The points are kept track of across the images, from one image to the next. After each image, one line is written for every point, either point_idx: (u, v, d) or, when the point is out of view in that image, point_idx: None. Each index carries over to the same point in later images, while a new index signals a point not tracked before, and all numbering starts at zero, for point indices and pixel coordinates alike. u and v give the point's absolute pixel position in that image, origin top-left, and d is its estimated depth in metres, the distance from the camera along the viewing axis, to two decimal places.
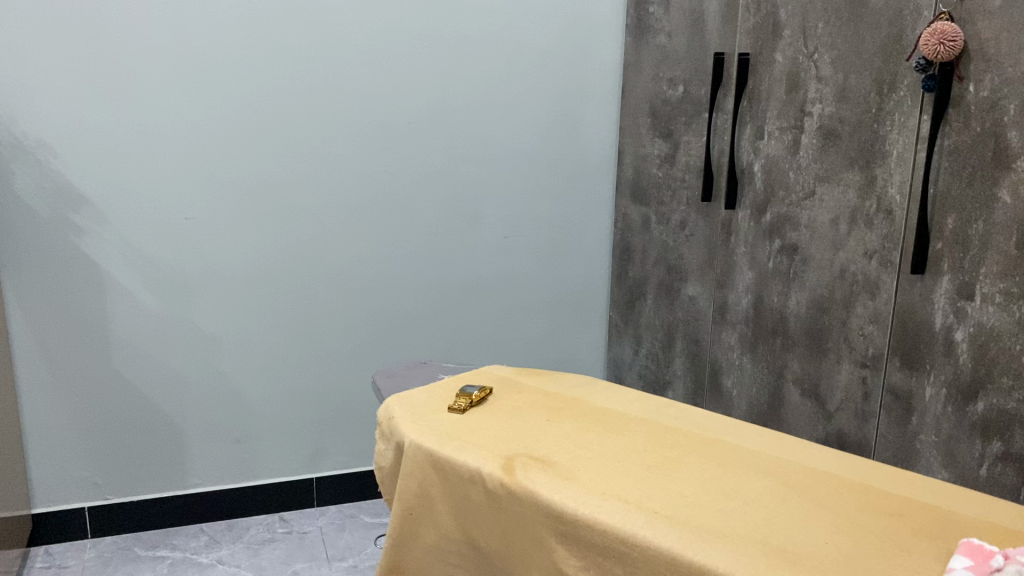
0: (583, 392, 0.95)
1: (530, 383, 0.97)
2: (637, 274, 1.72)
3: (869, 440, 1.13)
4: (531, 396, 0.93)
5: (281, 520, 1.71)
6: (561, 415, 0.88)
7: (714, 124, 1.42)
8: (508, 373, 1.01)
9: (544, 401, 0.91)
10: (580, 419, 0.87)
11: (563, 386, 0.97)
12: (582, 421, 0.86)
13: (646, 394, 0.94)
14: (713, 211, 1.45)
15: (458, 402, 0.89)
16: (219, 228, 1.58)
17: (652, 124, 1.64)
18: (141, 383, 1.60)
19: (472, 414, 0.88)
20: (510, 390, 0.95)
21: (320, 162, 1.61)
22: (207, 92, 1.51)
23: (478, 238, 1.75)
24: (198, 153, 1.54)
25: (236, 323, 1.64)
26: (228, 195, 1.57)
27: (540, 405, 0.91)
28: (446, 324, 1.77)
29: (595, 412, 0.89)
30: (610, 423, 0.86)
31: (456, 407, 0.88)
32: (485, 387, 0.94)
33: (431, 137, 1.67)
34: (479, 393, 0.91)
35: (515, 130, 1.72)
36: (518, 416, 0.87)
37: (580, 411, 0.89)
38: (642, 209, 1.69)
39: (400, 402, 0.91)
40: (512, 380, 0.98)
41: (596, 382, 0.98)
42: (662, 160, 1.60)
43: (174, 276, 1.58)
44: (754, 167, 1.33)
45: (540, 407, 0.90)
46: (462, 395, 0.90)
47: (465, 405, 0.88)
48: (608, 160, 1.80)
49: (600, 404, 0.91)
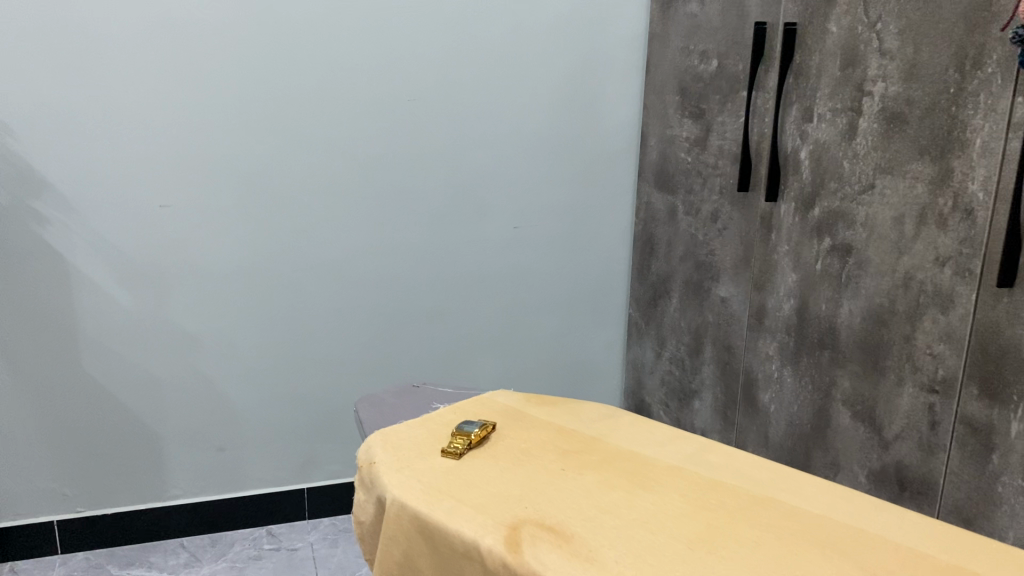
0: (605, 428, 0.79)
1: (542, 416, 0.82)
2: (661, 269, 1.56)
3: (936, 478, 0.97)
4: (543, 435, 0.77)
5: (269, 535, 1.57)
6: (580, 463, 0.72)
7: (753, 105, 1.26)
8: (516, 401, 0.85)
9: (559, 442, 0.76)
10: (603, 468, 0.72)
11: (580, 419, 0.81)
12: (605, 471, 0.71)
13: (681, 432, 0.78)
14: (750, 203, 1.29)
15: (453, 444, 0.74)
16: (199, 218, 1.43)
17: (680, 103, 1.47)
18: (115, 387, 1.46)
19: (472, 460, 0.72)
20: (518, 426, 0.79)
21: (311, 144, 1.45)
22: (184, 66, 1.35)
23: (486, 229, 1.59)
24: (173, 134, 1.38)
25: (219, 322, 1.49)
26: (209, 180, 1.41)
27: (553, 447, 0.75)
28: (451, 322, 1.62)
29: (620, 457, 0.74)
30: (639, 474, 0.71)
31: (450, 450, 0.73)
32: (488, 421, 0.79)
33: (436, 116, 1.50)
34: (480, 431, 0.76)
35: (528, 110, 1.55)
36: (527, 463, 0.72)
37: (601, 456, 0.74)
38: (668, 198, 1.52)
39: (385, 442, 0.75)
40: (522, 411, 0.83)
41: (619, 413, 0.83)
42: (691, 144, 1.43)
43: (149, 270, 1.42)
44: (800, 154, 1.17)
45: (554, 450, 0.74)
46: (459, 435, 0.75)
47: (462, 448, 0.73)
48: (631, 142, 1.63)
49: (625, 446, 0.76)
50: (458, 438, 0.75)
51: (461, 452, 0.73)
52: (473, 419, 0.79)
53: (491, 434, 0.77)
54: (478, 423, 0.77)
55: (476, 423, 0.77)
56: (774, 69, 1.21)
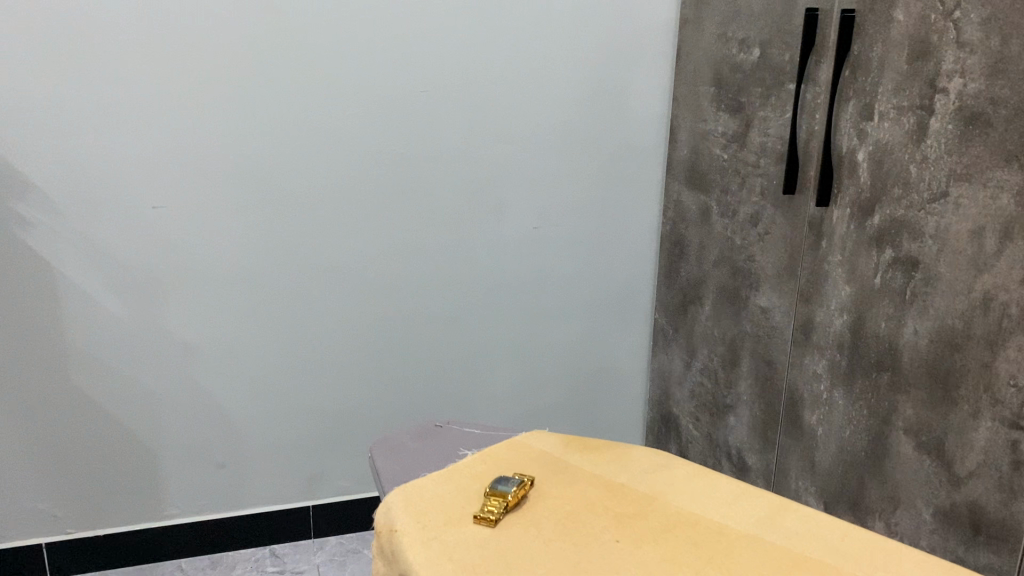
0: (660, 484, 0.69)
1: (587, 467, 0.72)
2: (692, 273, 1.45)
3: (1017, 525, 0.86)
4: (590, 494, 0.67)
5: (272, 556, 1.48)
6: (635, 532, 0.62)
7: (802, 100, 1.14)
8: (555, 446, 0.75)
9: (609, 504, 0.66)
10: (662, 540, 0.61)
11: (631, 472, 0.71)
12: (665, 544, 0.61)
13: (749, 490, 0.68)
14: (797, 207, 1.18)
15: (487, 509, 0.63)
16: (195, 220, 1.32)
17: (717, 95, 1.35)
18: (105, 402, 1.35)
19: (510, 528, 0.62)
20: (558, 480, 0.69)
21: (316, 139, 1.34)
22: (176, 55, 1.23)
23: (504, 230, 1.48)
24: (166, 129, 1.26)
25: (217, 331, 1.38)
26: (205, 179, 1.30)
27: (603, 510, 0.65)
28: (466, 330, 1.51)
29: (681, 523, 0.63)
30: (705, 546, 0.60)
31: (484, 517, 0.63)
32: (526, 476, 0.68)
33: (450, 109, 1.39)
34: (516, 490, 0.66)
35: (550, 101, 1.44)
36: (574, 533, 0.62)
37: (658, 523, 0.63)
38: (701, 198, 1.41)
39: (408, 504, 0.65)
40: (563, 460, 0.73)
41: (675, 464, 0.72)
42: (728, 141, 1.32)
43: (142, 276, 1.32)
44: (857, 156, 1.05)
45: (604, 515, 0.64)
46: (493, 496, 0.65)
47: (497, 514, 0.63)
48: (659, 136, 1.52)
49: (686, 509, 0.65)
50: (492, 500, 0.64)
51: (496, 518, 0.63)
52: (507, 475, 0.68)
53: (529, 493, 0.67)
54: (513, 480, 0.67)
55: (512, 480, 0.67)
56: (828, 60, 1.09)
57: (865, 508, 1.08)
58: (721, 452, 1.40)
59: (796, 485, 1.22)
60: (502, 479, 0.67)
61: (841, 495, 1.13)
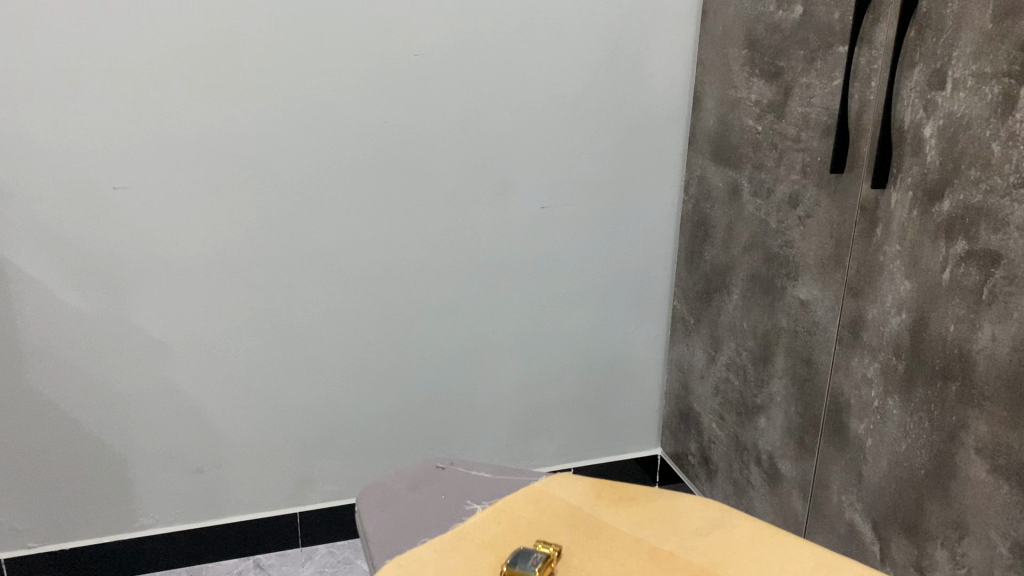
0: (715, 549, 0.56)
1: (629, 529, 0.58)
2: (719, 258, 1.30)
3: None
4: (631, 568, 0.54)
5: (257, 568, 1.36)
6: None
7: (855, 65, 0.99)
8: (588, 497, 0.62)
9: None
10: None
11: (680, 533, 0.57)
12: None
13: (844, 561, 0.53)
14: (847, 188, 1.03)
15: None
16: (161, 202, 1.17)
17: (750, 58, 1.19)
18: (67, 406, 1.22)
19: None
20: (593, 553, 0.55)
21: (299, 110, 1.18)
22: (131, 13, 1.07)
23: (509, 210, 1.33)
24: (124, 101, 1.11)
25: (190, 326, 1.24)
26: (172, 155, 1.15)
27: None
28: (468, 320, 1.37)
29: None
30: None
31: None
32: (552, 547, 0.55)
33: (449, 75, 1.22)
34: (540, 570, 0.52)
35: (562, 65, 1.28)
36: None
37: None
38: (729, 174, 1.26)
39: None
40: (597, 519, 0.59)
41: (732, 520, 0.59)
42: (763, 111, 1.17)
43: (103, 266, 1.17)
44: (924, 130, 0.90)
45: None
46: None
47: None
48: (682, 103, 1.36)
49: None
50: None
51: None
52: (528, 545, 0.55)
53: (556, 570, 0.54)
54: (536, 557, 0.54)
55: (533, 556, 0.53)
56: (887, 19, 0.94)
57: (923, 532, 0.95)
58: (749, 455, 1.27)
59: (838, 499, 1.09)
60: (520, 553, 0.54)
61: (894, 516, 1.00)
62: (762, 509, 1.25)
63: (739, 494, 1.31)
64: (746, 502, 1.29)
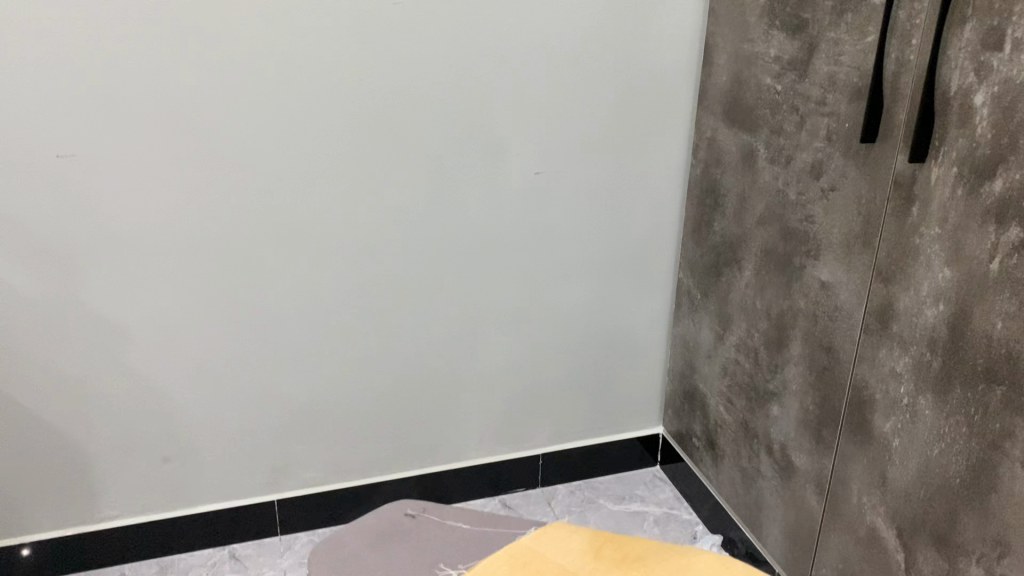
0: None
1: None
2: (730, 230, 1.19)
3: None
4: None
5: (231, 559, 1.27)
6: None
7: (894, 20, 0.86)
8: (586, 560, 0.53)
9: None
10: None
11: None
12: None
13: None
14: (878, 159, 0.91)
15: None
16: (111, 171, 1.04)
17: (770, 9, 1.07)
18: (18, 394, 1.11)
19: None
20: None
21: (261, 68, 1.04)
22: None
23: (501, 176, 1.21)
24: (64, 57, 0.97)
25: (150, 306, 1.13)
26: (120, 119, 1.02)
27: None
28: (456, 296, 1.26)
29: None
30: None
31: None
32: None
33: (432, 25, 1.09)
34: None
35: (559, 16, 1.14)
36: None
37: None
38: (743, 137, 1.14)
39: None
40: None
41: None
42: (783, 68, 1.04)
43: (50, 242, 1.05)
44: (975, 99, 0.77)
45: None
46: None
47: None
48: (692, 56, 1.23)
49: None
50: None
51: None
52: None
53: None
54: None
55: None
56: None
57: (955, 546, 0.86)
58: (759, 444, 1.18)
59: (858, 499, 1.00)
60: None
61: (922, 524, 0.91)
62: (773, 501, 1.16)
63: (747, 483, 1.22)
64: (755, 492, 1.20)
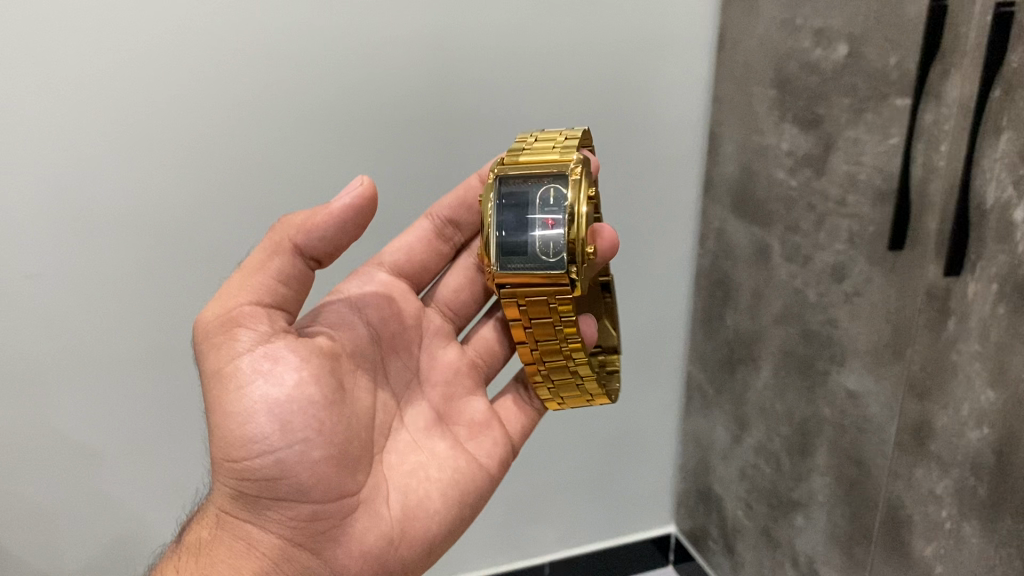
0: None
1: None
2: (743, 326, 1.18)
3: None
4: None
5: None
6: None
7: (920, 122, 0.81)
8: None
9: None
10: None
11: None
12: None
13: None
14: (907, 271, 0.86)
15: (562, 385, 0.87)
16: (103, 301, 1.02)
17: (779, 101, 1.05)
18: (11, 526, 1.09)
19: None
20: None
21: (242, 173, 1.01)
22: (52, 109, 0.91)
23: None
24: (50, 199, 0.95)
25: (146, 432, 1.11)
26: (114, 251, 1.00)
27: None
28: None
29: None
30: None
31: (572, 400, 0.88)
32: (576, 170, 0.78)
33: (430, 129, 1.06)
34: (573, 268, 0.77)
35: (561, 107, 1.11)
36: None
37: None
38: (755, 231, 1.13)
39: None
40: None
41: None
42: (794, 167, 1.03)
43: (39, 377, 1.03)
44: (1015, 214, 0.71)
45: None
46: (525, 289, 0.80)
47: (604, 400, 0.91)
48: (696, 146, 1.22)
49: None
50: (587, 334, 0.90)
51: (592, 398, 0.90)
52: (510, 180, 0.79)
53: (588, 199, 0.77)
54: (550, 211, 0.78)
55: (547, 218, 0.77)
56: (957, 105, 0.76)
57: None
58: (783, 554, 1.14)
59: None
60: (529, 243, 0.78)
61: None
62: None
63: None
64: None
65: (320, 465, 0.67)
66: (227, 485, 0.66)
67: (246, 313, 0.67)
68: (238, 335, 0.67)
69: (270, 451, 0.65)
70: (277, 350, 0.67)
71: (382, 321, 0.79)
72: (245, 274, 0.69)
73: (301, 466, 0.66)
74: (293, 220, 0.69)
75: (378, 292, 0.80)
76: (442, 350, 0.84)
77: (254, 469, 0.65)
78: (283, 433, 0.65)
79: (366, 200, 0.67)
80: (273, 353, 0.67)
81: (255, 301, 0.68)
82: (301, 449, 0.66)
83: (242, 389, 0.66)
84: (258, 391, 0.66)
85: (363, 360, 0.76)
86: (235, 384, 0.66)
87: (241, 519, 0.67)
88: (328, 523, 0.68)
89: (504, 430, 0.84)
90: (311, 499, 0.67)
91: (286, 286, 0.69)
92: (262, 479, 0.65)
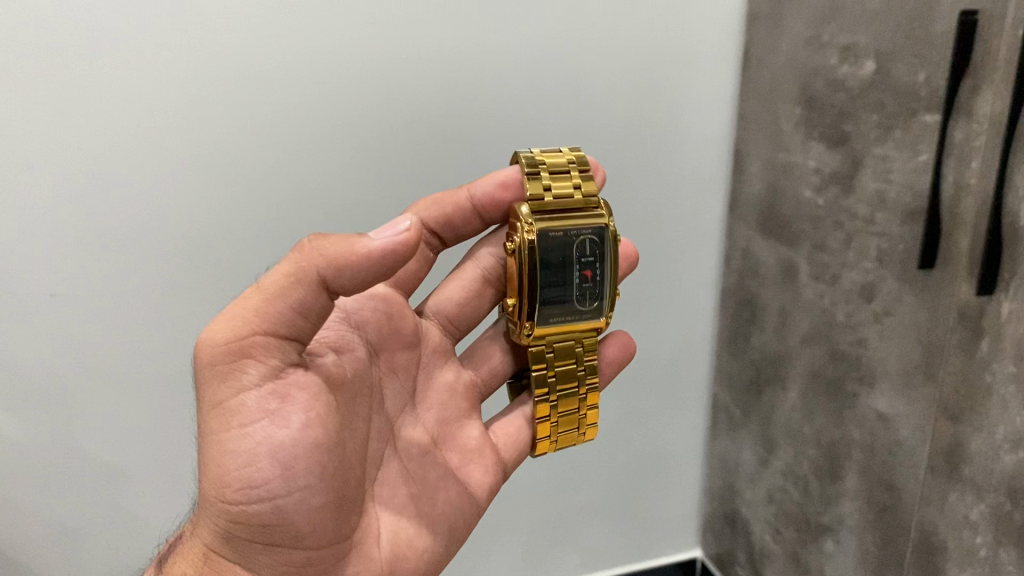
0: None
1: None
2: (770, 347, 1.16)
3: None
4: None
5: None
6: None
7: (951, 138, 0.80)
8: None
9: None
10: None
11: None
12: None
13: None
14: (939, 291, 0.84)
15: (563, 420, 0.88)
16: (130, 318, 1.02)
17: (806, 118, 1.03)
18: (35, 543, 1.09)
19: None
20: None
21: (265, 193, 1.01)
22: (82, 128, 0.92)
23: None
24: (80, 216, 0.96)
25: (170, 449, 1.11)
26: (142, 268, 1.00)
27: None
28: None
29: None
30: None
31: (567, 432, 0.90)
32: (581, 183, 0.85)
33: (454, 146, 1.06)
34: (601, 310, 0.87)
35: (585, 126, 1.10)
36: None
37: None
38: (781, 250, 1.11)
39: None
40: None
41: None
42: (821, 184, 1.01)
43: (65, 393, 1.03)
44: None
45: None
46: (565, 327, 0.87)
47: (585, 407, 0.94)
48: (721, 164, 1.21)
49: None
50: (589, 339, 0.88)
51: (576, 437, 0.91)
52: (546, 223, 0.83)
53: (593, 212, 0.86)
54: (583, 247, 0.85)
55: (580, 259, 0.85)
56: (989, 122, 0.75)
57: None
58: None
59: None
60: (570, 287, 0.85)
61: None
62: None
63: None
64: None
65: (319, 512, 0.65)
66: (218, 525, 0.63)
67: (258, 346, 0.62)
68: (245, 369, 0.62)
69: (271, 498, 0.63)
70: (285, 388, 0.65)
71: (383, 339, 0.78)
72: (255, 298, 0.63)
73: (302, 513, 0.64)
74: (320, 241, 0.62)
75: (377, 306, 0.78)
76: (440, 370, 0.84)
77: (251, 514, 0.62)
78: (286, 480, 0.63)
79: (407, 245, 0.62)
80: (282, 391, 0.64)
81: (269, 332, 0.63)
82: (301, 497, 0.64)
83: (245, 428, 0.63)
84: (260, 432, 0.63)
85: (363, 386, 0.74)
86: (237, 422, 0.63)
87: (231, 562, 0.64)
88: (320, 568, 0.66)
89: (497, 457, 0.83)
90: (306, 545, 0.65)
91: (304, 318, 0.63)
92: (259, 524, 0.63)
